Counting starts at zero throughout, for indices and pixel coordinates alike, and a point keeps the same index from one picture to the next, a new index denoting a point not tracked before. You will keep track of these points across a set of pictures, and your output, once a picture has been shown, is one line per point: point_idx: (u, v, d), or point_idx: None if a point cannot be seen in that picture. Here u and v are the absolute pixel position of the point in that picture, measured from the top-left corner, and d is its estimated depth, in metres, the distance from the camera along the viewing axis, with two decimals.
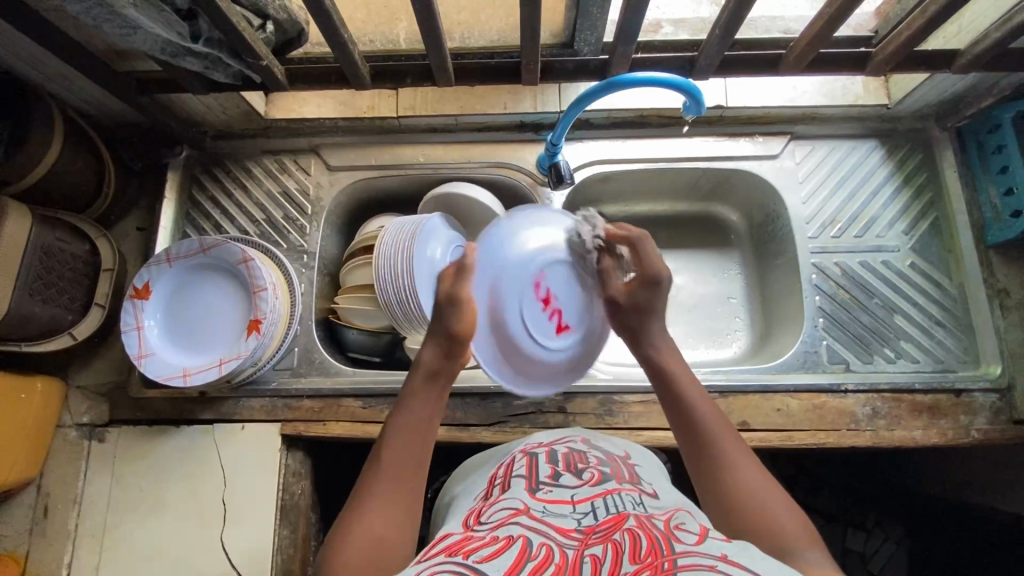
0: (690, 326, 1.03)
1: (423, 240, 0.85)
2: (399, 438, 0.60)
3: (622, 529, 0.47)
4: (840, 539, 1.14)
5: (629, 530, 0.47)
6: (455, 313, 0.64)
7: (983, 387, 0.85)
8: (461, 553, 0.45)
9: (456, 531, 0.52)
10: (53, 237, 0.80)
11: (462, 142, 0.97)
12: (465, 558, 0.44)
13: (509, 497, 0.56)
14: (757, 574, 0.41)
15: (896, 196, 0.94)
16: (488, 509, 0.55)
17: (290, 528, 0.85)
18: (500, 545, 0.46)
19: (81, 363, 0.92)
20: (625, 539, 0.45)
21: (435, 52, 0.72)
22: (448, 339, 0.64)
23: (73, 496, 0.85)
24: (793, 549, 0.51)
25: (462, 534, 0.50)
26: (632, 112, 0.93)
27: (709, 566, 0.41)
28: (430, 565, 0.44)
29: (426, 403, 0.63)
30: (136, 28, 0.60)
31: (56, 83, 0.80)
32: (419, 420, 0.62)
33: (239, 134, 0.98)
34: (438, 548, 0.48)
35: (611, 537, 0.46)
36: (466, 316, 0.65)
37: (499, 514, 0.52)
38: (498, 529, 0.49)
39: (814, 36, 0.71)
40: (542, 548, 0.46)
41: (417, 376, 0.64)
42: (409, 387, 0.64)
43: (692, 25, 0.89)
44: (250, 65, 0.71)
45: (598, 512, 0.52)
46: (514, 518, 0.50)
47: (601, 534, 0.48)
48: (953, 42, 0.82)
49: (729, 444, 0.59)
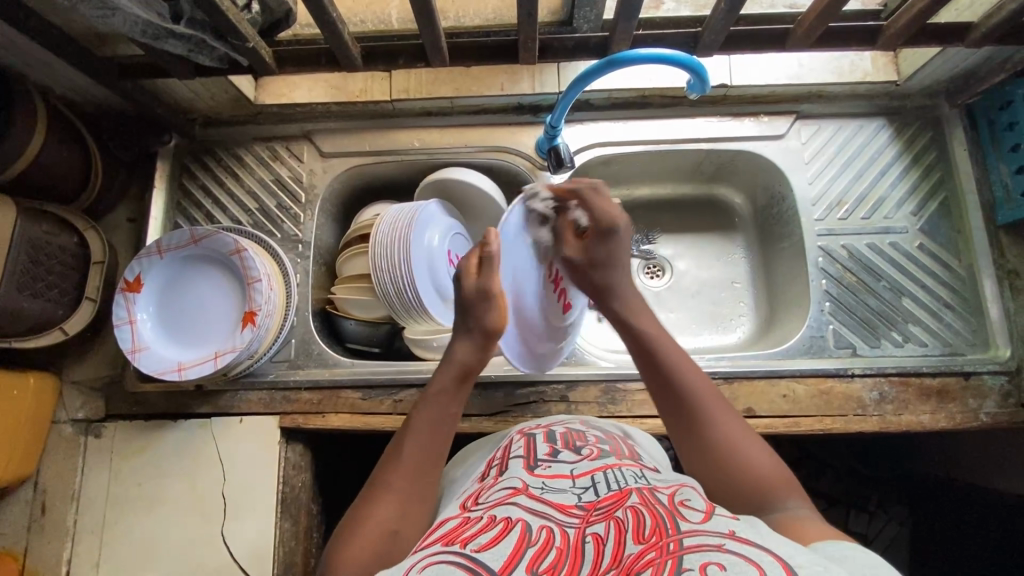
0: (694, 312, 1.01)
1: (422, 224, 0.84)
2: (423, 431, 0.60)
3: (625, 505, 0.46)
4: (843, 521, 1.15)
5: (631, 507, 0.45)
6: (489, 308, 0.66)
7: (992, 369, 0.84)
8: (458, 541, 0.44)
9: (453, 514, 0.51)
10: (39, 230, 0.78)
11: (458, 126, 0.94)
12: (463, 548, 0.42)
13: (507, 477, 0.54)
14: (766, 550, 0.39)
15: (904, 175, 0.92)
16: (486, 492, 0.54)
17: (291, 521, 0.84)
18: (498, 529, 0.45)
19: (74, 358, 0.91)
20: (628, 516, 0.44)
21: (428, 31, 0.69)
22: (477, 334, 0.66)
23: (71, 492, 0.84)
24: (773, 500, 0.52)
25: (460, 518, 0.49)
26: (632, 91, 0.90)
27: (717, 546, 0.39)
28: (427, 555, 0.43)
29: (453, 402, 0.62)
30: (115, 10, 0.57)
31: (37, 70, 0.77)
32: (446, 416, 0.61)
33: (229, 120, 0.95)
34: (435, 537, 0.47)
35: (613, 514, 0.45)
36: (499, 312, 0.66)
37: (497, 495, 0.51)
38: (495, 509, 0.48)
39: (822, 9, 0.68)
40: (542, 531, 0.44)
41: (448, 373, 0.64)
42: (438, 382, 0.63)
43: (694, 1, 0.86)
44: (236, 47, 0.69)
45: (599, 487, 0.50)
46: (512, 498, 0.49)
47: (602, 511, 0.46)
48: (966, 15, 0.79)
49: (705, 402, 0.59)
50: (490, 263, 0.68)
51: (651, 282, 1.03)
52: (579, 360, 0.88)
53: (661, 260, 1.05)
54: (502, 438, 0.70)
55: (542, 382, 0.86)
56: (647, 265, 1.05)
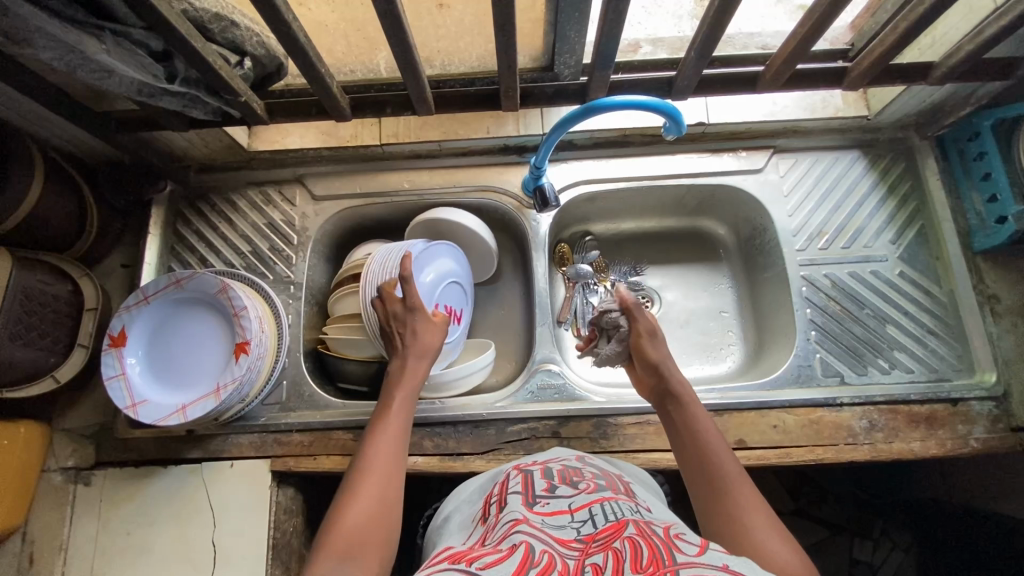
0: (683, 343, 1.02)
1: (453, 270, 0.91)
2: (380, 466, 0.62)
3: (622, 536, 0.46)
4: (848, 550, 1.14)
5: (629, 538, 0.45)
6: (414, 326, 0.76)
7: (979, 396, 0.84)
8: (464, 561, 0.44)
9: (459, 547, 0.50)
10: (33, 279, 0.79)
11: (448, 167, 0.97)
12: (468, 566, 0.42)
13: (508, 511, 0.54)
14: None
15: (881, 206, 0.95)
16: (491, 531, 0.53)
17: (282, 568, 0.83)
18: (502, 553, 0.44)
19: (66, 407, 0.91)
20: (625, 547, 0.44)
21: (413, 83, 0.72)
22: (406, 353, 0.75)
23: (58, 543, 0.83)
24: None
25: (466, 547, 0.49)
26: (614, 131, 0.93)
27: None
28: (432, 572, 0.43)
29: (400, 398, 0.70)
30: (110, 71, 0.60)
31: (36, 125, 0.80)
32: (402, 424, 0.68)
33: (224, 167, 0.98)
34: (443, 557, 0.47)
35: (610, 545, 0.44)
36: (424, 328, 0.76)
37: (500, 527, 0.51)
38: (501, 541, 0.47)
39: (788, 54, 0.72)
40: (544, 555, 0.44)
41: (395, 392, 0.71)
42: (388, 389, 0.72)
43: (670, 44, 0.91)
44: (227, 101, 0.71)
45: (597, 520, 0.50)
46: (515, 527, 0.49)
47: (601, 542, 0.46)
48: (928, 54, 0.83)
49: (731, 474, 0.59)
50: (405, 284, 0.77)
51: None
52: (570, 395, 0.88)
53: (650, 291, 1.06)
54: (498, 472, 0.70)
55: (533, 418, 0.86)
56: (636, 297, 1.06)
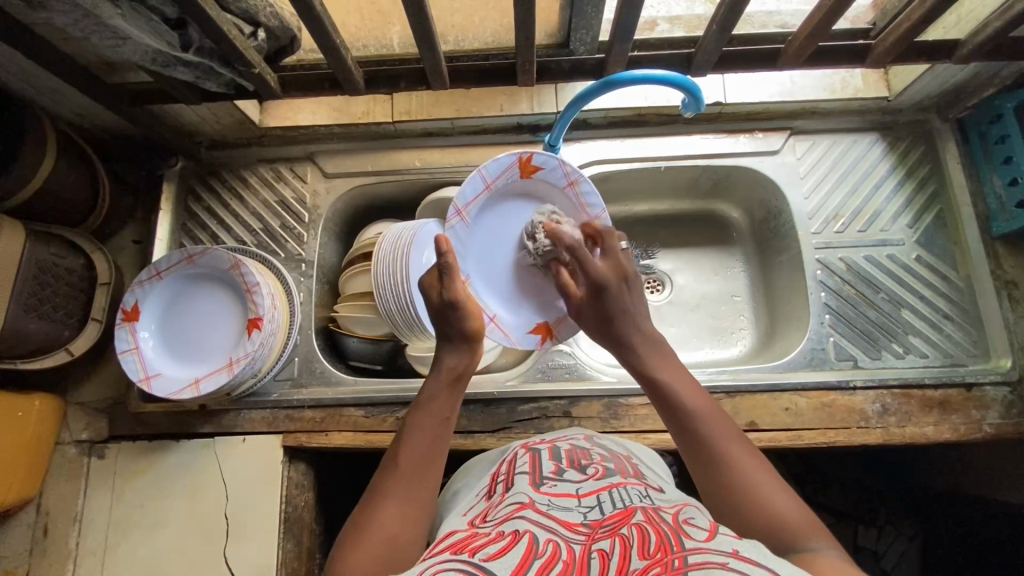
0: (694, 326, 1.02)
1: (479, 185, 0.80)
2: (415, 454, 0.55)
3: (630, 522, 0.45)
4: (853, 537, 1.12)
5: (637, 524, 0.45)
6: (461, 315, 0.64)
7: (994, 380, 0.84)
8: (466, 550, 0.43)
9: (460, 529, 0.50)
10: (47, 252, 0.79)
11: (460, 146, 0.96)
12: (471, 556, 0.41)
13: (513, 493, 0.54)
14: (769, 571, 0.38)
15: (899, 189, 0.93)
16: (493, 509, 0.53)
17: (294, 541, 0.83)
18: (506, 541, 0.44)
19: (80, 380, 0.91)
20: (633, 534, 0.43)
21: (429, 56, 0.71)
22: (457, 338, 0.64)
23: (73, 515, 0.84)
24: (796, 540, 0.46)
25: (467, 532, 0.48)
26: (629, 110, 0.92)
27: (720, 564, 0.38)
28: (435, 562, 0.41)
29: (445, 403, 0.59)
30: (126, 39, 0.62)
31: (48, 97, 0.79)
32: (445, 413, 0.59)
33: (234, 143, 0.97)
34: (443, 545, 0.46)
35: (617, 531, 0.44)
36: (473, 313, 0.65)
37: (504, 511, 0.50)
38: (503, 524, 0.47)
39: (811, 30, 0.70)
40: (549, 545, 0.43)
41: (437, 378, 0.61)
42: (429, 389, 0.60)
43: (687, 23, 0.89)
44: (241, 72, 0.70)
45: (604, 506, 0.50)
46: (519, 512, 0.48)
47: (607, 528, 0.45)
48: (952, 32, 0.81)
49: (719, 431, 0.54)
50: (451, 271, 0.65)
51: (650, 296, 1.04)
52: (581, 375, 0.88)
53: (661, 275, 1.06)
54: (507, 449, 0.70)
55: (545, 397, 0.86)
56: (647, 279, 1.06)
